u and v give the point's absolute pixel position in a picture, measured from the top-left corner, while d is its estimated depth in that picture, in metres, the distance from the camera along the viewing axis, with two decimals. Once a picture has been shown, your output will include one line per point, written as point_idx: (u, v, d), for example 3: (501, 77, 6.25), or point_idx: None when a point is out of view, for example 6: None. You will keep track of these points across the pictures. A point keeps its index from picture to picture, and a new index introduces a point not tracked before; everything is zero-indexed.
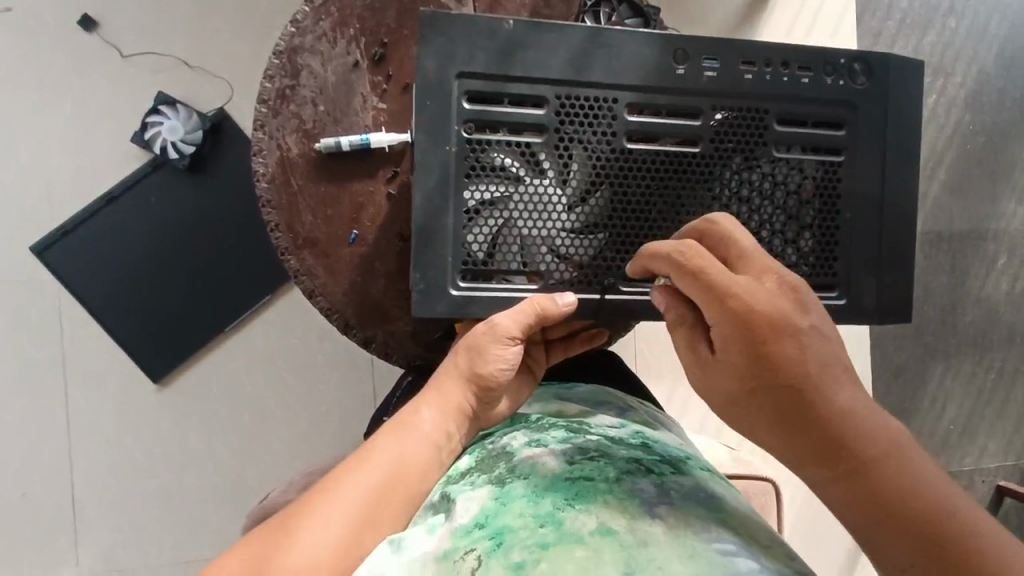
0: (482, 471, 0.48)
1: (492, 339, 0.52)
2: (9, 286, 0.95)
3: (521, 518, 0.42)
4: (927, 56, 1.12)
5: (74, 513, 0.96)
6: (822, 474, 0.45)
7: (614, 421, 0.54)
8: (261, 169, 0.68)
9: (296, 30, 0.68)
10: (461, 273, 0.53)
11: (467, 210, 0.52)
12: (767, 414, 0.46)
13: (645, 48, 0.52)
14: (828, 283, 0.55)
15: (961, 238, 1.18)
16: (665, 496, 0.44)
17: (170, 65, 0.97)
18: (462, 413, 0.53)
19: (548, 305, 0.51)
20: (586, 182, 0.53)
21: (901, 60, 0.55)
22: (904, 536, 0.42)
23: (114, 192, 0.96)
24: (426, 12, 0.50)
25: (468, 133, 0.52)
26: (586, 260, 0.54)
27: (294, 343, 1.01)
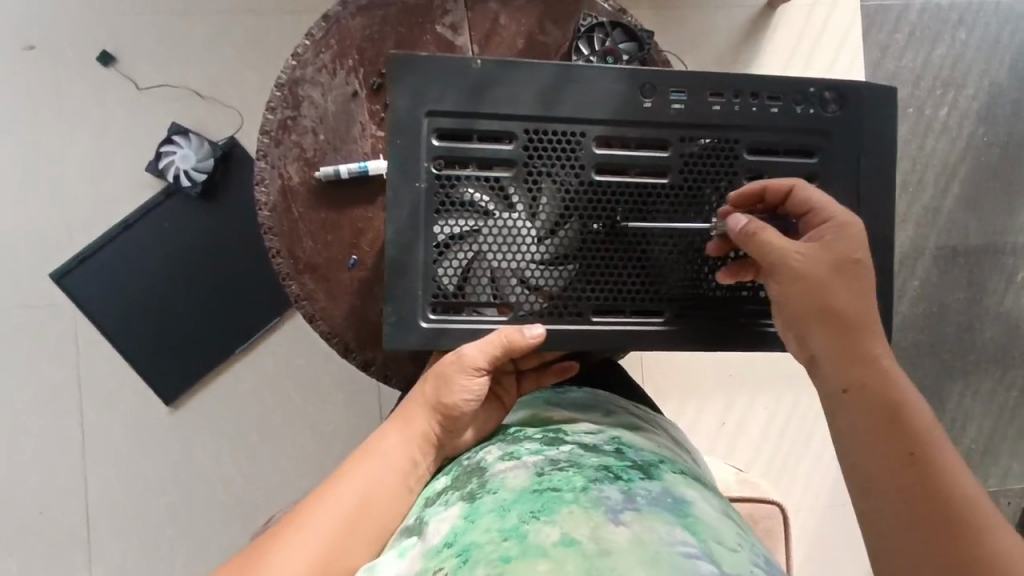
0: (456, 488, 0.49)
1: (459, 370, 0.53)
2: (29, 311, 0.99)
3: (487, 533, 0.42)
4: (936, 68, 1.17)
5: (90, 530, 1.00)
6: (852, 367, 0.50)
7: (592, 427, 0.54)
8: (262, 198, 0.70)
9: (297, 63, 0.70)
10: (432, 305, 0.54)
11: (437, 245, 0.53)
12: (817, 307, 0.50)
13: (612, 83, 0.53)
14: None
15: (976, 252, 1.20)
16: (630, 502, 0.44)
17: (183, 96, 1.00)
18: (429, 441, 0.55)
19: (515, 336, 0.52)
20: (555, 214, 0.54)
21: (873, 88, 0.55)
22: (905, 441, 0.47)
23: (129, 218, 0.99)
24: (397, 54, 0.51)
25: (438, 169, 0.53)
26: (556, 291, 0.54)
27: (300, 365, 1.03)
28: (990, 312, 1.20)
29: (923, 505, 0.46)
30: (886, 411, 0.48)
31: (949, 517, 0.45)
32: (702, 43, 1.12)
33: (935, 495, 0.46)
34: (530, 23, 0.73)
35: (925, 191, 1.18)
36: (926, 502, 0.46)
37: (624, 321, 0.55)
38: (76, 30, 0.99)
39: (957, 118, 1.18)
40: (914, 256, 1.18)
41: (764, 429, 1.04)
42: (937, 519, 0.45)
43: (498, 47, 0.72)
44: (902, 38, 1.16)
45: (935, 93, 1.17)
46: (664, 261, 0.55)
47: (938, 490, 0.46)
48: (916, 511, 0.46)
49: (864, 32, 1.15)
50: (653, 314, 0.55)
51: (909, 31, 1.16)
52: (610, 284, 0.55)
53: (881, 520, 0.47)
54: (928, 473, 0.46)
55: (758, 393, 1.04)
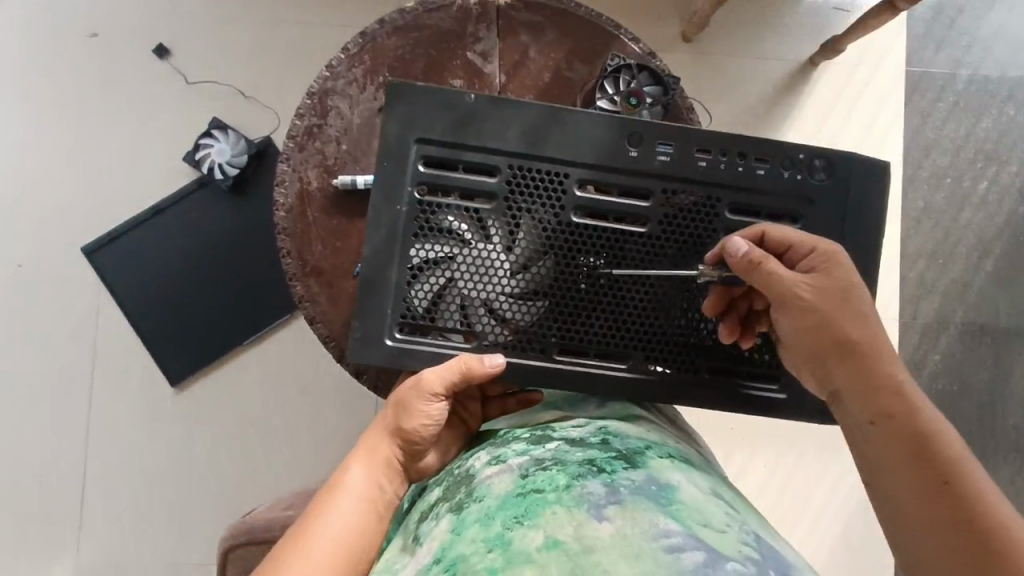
0: (446, 500, 0.48)
1: (417, 395, 0.53)
2: (57, 282, 1.04)
3: (473, 544, 0.40)
4: (979, 141, 1.15)
5: (83, 501, 1.03)
6: (872, 398, 0.49)
7: (580, 421, 0.54)
8: (280, 199, 0.72)
9: (330, 74, 0.73)
10: (398, 325, 0.54)
11: (411, 267, 0.54)
12: (834, 338, 0.50)
13: (600, 128, 0.54)
14: (771, 376, 0.56)
15: (1006, 333, 1.15)
16: (614, 495, 0.42)
17: (228, 94, 1.05)
18: (392, 465, 0.54)
19: (474, 364, 0.52)
20: (531, 250, 0.54)
21: (864, 161, 0.55)
22: (932, 473, 0.46)
23: (162, 204, 1.04)
24: (393, 81, 0.53)
25: (421, 195, 0.54)
26: (523, 325, 0.55)
27: (303, 364, 1.05)
28: (1014, 398, 1.15)
29: (954, 532, 0.45)
30: (910, 440, 0.47)
31: (981, 540, 0.44)
32: (736, 91, 1.12)
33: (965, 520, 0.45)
34: (559, 59, 0.74)
35: (955, 263, 1.14)
36: (958, 527, 0.45)
37: (587, 364, 0.54)
38: (138, 22, 1.05)
39: (996, 194, 1.15)
40: (939, 329, 1.14)
41: (761, 488, 1.00)
42: (970, 544, 0.44)
43: (524, 78, 0.74)
44: (946, 107, 1.14)
45: (976, 166, 1.15)
46: (634, 311, 0.54)
47: (969, 520, 0.45)
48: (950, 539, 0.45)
49: (906, 97, 1.14)
50: (617, 360, 0.55)
51: (954, 100, 1.14)
52: (577, 325, 0.54)
53: (915, 552, 0.46)
54: (957, 498, 0.45)
55: (759, 450, 1.01)
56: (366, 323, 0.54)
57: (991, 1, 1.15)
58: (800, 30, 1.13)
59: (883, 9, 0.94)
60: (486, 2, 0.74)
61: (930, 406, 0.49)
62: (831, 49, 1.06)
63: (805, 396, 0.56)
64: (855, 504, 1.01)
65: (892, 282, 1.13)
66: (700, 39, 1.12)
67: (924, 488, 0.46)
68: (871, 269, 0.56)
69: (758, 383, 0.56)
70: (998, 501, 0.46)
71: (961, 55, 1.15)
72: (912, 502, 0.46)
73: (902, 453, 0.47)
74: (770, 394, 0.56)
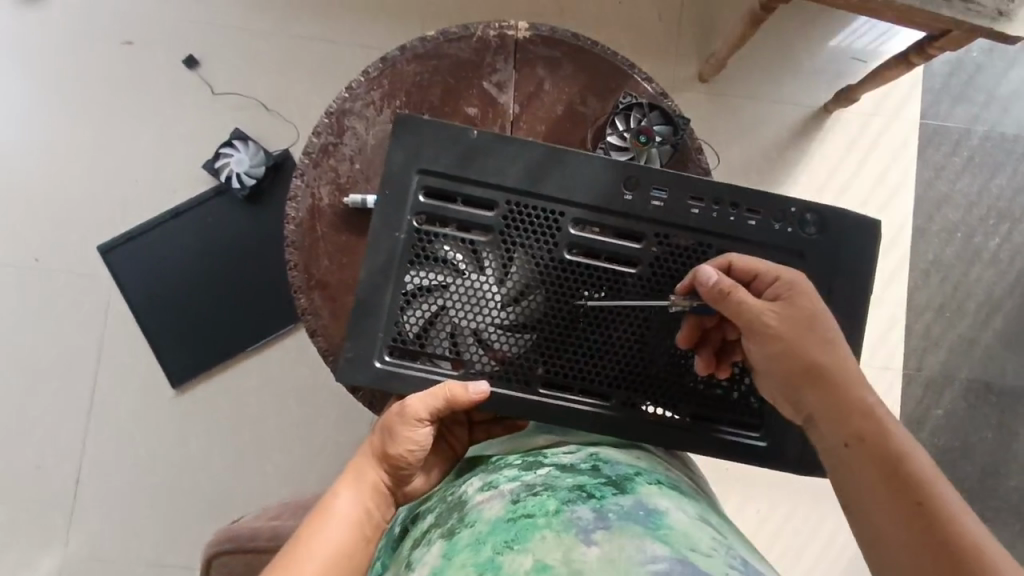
0: (437, 526, 0.46)
1: (400, 420, 0.53)
2: (71, 277, 1.06)
3: (462, 570, 0.39)
4: (992, 197, 1.15)
5: (76, 495, 1.04)
6: (842, 421, 0.49)
7: (571, 447, 0.53)
8: (291, 213, 0.74)
9: (349, 95, 0.75)
10: (388, 348, 0.55)
11: (405, 292, 0.55)
12: (807, 364, 0.50)
13: (598, 171, 0.55)
14: (753, 424, 0.56)
15: (1012, 392, 1.14)
16: (602, 520, 0.41)
17: (252, 106, 1.08)
18: (380, 490, 0.54)
19: (458, 392, 0.52)
20: (522, 284, 0.55)
21: (855, 220, 0.56)
22: (904, 495, 0.45)
23: (178, 209, 1.06)
24: (401, 114, 0.55)
25: (419, 224, 0.55)
26: (510, 357, 0.55)
27: (303, 375, 1.06)
28: (1018, 458, 1.13)
29: (930, 555, 0.42)
30: (881, 461, 0.46)
31: (957, 561, 0.42)
32: (749, 133, 1.13)
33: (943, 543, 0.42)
34: (573, 94, 0.76)
35: (962, 318, 1.14)
36: (936, 550, 0.42)
37: (570, 399, 0.55)
38: (172, 33, 1.08)
39: (1007, 251, 1.14)
40: (944, 383, 1.13)
41: (752, 532, 0.99)
42: (949, 567, 0.42)
43: (537, 111, 0.76)
44: (959, 162, 1.15)
45: (988, 222, 1.15)
46: (619, 352, 0.55)
47: (945, 543, 0.42)
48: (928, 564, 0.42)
49: (919, 149, 1.14)
50: (599, 398, 0.55)
51: (967, 155, 1.15)
52: (563, 360, 0.55)
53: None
54: (933, 520, 0.43)
55: (752, 493, 0.99)
56: (358, 344, 0.54)
57: (1010, 60, 1.16)
58: (817, 76, 1.14)
59: (898, 64, 0.94)
60: (505, 35, 0.76)
61: (903, 430, 0.48)
62: (845, 98, 1.07)
63: (784, 445, 0.56)
64: (846, 555, 0.99)
65: (897, 332, 1.12)
66: (715, 79, 1.13)
67: (898, 509, 0.44)
68: (861, 322, 0.56)
69: (739, 429, 0.56)
70: (980, 526, 0.43)
71: (976, 111, 1.16)
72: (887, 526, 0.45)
73: (873, 474, 0.46)
74: (750, 440, 0.56)
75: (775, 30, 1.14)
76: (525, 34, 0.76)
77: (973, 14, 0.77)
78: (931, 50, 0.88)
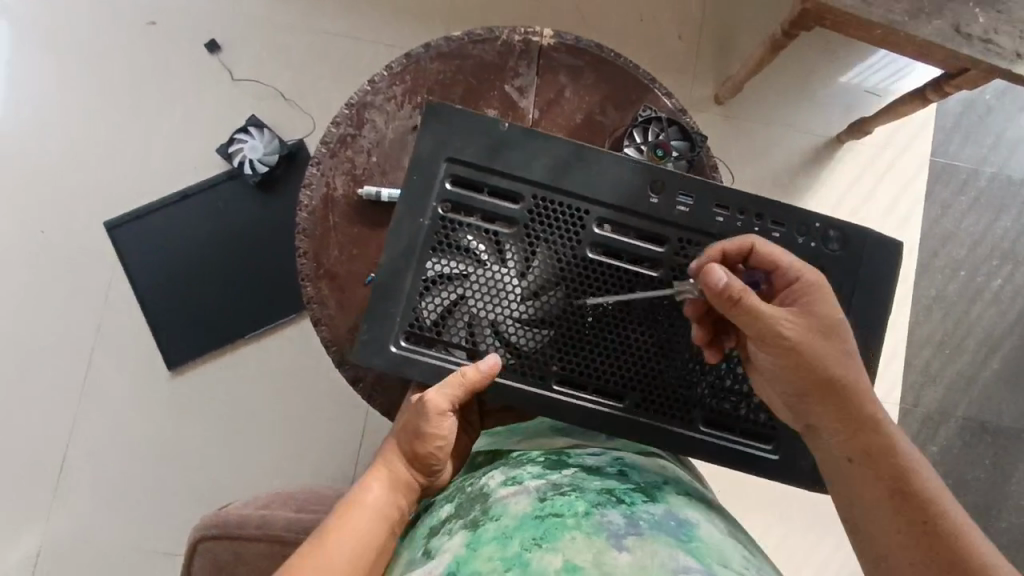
0: (458, 517, 0.45)
1: (424, 416, 0.52)
2: (77, 252, 1.06)
3: (489, 562, 0.38)
4: (997, 238, 1.16)
5: (63, 472, 1.02)
6: (855, 435, 0.50)
7: (597, 450, 0.52)
8: (305, 200, 0.74)
9: (371, 88, 0.75)
10: (405, 334, 0.55)
11: (425, 279, 0.55)
12: (823, 376, 0.49)
13: (625, 172, 0.55)
14: (767, 435, 0.56)
15: (1007, 433, 1.14)
16: (633, 527, 0.40)
17: (270, 95, 1.08)
18: (408, 486, 0.53)
19: (470, 371, 0.52)
20: (544, 279, 0.55)
21: (876, 238, 0.57)
22: (911, 514, 0.47)
23: (189, 190, 1.06)
24: (432, 101, 0.55)
25: (444, 211, 0.55)
26: (525, 351, 0.55)
27: (302, 365, 1.06)
28: (1010, 500, 1.13)
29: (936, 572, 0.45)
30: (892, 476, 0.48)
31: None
32: (761, 157, 1.14)
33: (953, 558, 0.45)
34: (593, 103, 0.77)
35: (962, 356, 1.14)
36: (945, 564, 0.45)
37: (584, 397, 0.55)
38: (197, 17, 1.09)
39: (1010, 293, 1.15)
40: (941, 419, 1.13)
41: None
42: None
43: (556, 117, 0.76)
44: (967, 201, 1.16)
45: (992, 262, 1.15)
46: (635, 354, 0.55)
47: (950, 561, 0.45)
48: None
49: (928, 185, 1.15)
50: (613, 398, 0.55)
51: (975, 195, 1.16)
52: (579, 358, 0.55)
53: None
54: (942, 535, 0.46)
55: (744, 516, 0.99)
56: (374, 327, 0.54)
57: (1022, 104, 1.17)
58: (830, 105, 1.15)
59: (913, 99, 0.95)
60: (529, 40, 0.76)
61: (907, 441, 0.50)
62: (858, 129, 1.09)
63: (796, 460, 0.56)
64: None
65: (897, 365, 1.12)
66: (730, 102, 1.14)
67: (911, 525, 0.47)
68: (872, 345, 0.57)
69: (749, 441, 0.56)
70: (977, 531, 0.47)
71: (986, 152, 1.17)
72: (899, 542, 0.47)
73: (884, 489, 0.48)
74: (762, 451, 0.56)
75: (792, 57, 1.14)
76: (549, 41, 0.76)
77: (992, 55, 0.78)
78: (947, 88, 0.88)
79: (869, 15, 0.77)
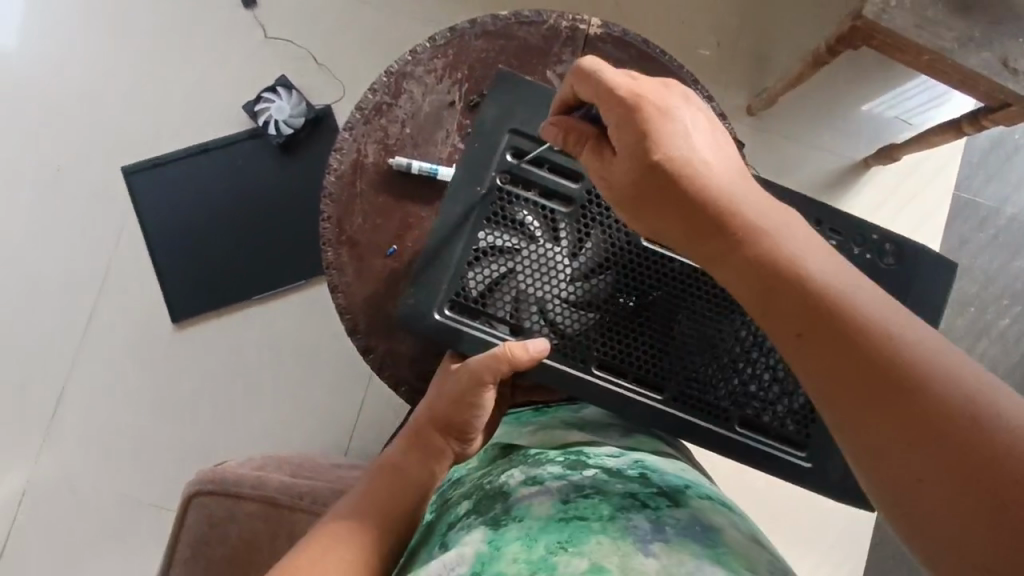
0: (479, 513, 0.45)
1: (463, 387, 0.52)
2: (90, 194, 1.04)
3: (514, 565, 0.38)
4: (1010, 279, 1.16)
5: (55, 414, 1.02)
6: (765, 288, 0.39)
7: (615, 451, 0.51)
8: (335, 164, 0.73)
9: (411, 59, 0.74)
10: (449, 302, 0.54)
11: (476, 249, 0.54)
12: (712, 224, 0.41)
13: None
14: (798, 442, 0.53)
15: None
16: (659, 532, 0.40)
17: (301, 57, 1.07)
18: (443, 453, 0.53)
19: (517, 351, 0.50)
20: (595, 262, 0.54)
21: (933, 257, 0.56)
22: (855, 387, 0.35)
23: (211, 145, 1.05)
24: (502, 71, 0.56)
25: (502, 182, 0.55)
26: (569, 333, 0.54)
27: (306, 332, 1.05)
28: None
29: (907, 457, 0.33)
30: (826, 325, 0.36)
31: (952, 457, 0.32)
32: (786, 173, 1.13)
33: (931, 405, 0.33)
34: None
35: None
36: (923, 438, 0.32)
37: (623, 385, 0.53)
38: None
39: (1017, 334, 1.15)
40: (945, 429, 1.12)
41: None
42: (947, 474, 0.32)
43: None
44: (985, 238, 1.15)
45: (1002, 302, 1.15)
46: (683, 346, 0.53)
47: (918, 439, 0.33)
48: (928, 446, 0.32)
49: (949, 218, 1.15)
50: (653, 390, 0.53)
51: (993, 233, 1.16)
52: (623, 345, 0.53)
53: (899, 488, 0.33)
54: (909, 380, 0.34)
55: None
56: (420, 292, 0.54)
57: None
58: (863, 129, 1.15)
59: (947, 129, 0.95)
60: (577, 28, 0.75)
61: (832, 268, 0.38)
62: (886, 156, 1.08)
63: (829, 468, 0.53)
64: None
65: None
66: (762, 114, 1.13)
67: (867, 384, 0.34)
68: None
69: (782, 445, 0.53)
70: (975, 369, 0.34)
71: (1010, 192, 1.16)
72: (861, 412, 0.34)
73: (820, 346, 0.37)
74: (794, 456, 0.53)
75: (841, 66, 1.07)
76: (597, 31, 0.75)
77: None
78: (983, 121, 0.88)
79: (918, 38, 0.76)
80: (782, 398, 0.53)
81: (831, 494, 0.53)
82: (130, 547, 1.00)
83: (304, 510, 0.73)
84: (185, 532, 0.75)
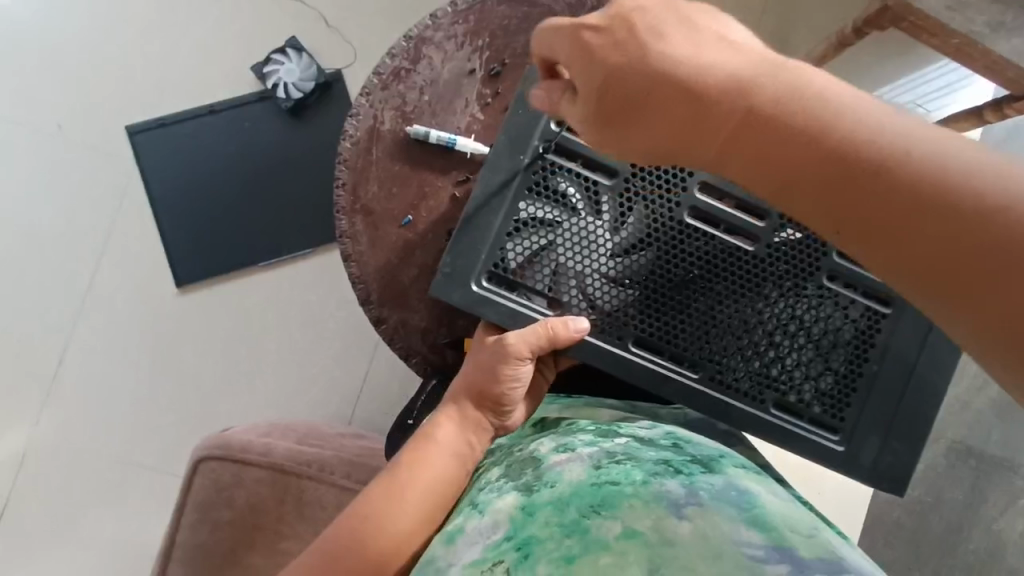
0: (510, 477, 0.45)
1: (501, 357, 0.51)
2: (95, 152, 1.02)
3: (547, 529, 0.38)
4: None
5: (56, 374, 1.01)
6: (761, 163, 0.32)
7: (648, 424, 0.52)
8: (350, 130, 0.72)
9: (432, 24, 0.72)
10: (487, 273, 0.53)
11: (516, 220, 0.54)
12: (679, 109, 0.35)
13: None
14: (831, 425, 0.52)
15: None
16: (693, 496, 0.40)
17: (311, 18, 1.03)
18: (480, 425, 0.52)
19: (560, 330, 0.50)
20: (637, 236, 0.53)
21: None
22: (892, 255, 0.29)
23: (217, 105, 1.02)
24: None
25: (546, 152, 0.54)
26: (607, 308, 0.53)
27: (311, 300, 1.03)
28: None
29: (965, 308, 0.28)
30: (846, 183, 0.30)
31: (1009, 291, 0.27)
32: None
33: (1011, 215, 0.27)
34: None
35: None
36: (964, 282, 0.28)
37: (660, 363, 0.52)
38: None
39: None
40: (1004, 472, 0.83)
41: None
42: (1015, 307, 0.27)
43: None
44: None
45: None
46: (722, 323, 0.52)
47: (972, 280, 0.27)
48: None
49: None
50: (688, 367, 0.53)
51: None
52: (661, 321, 0.53)
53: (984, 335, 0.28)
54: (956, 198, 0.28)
55: None
56: (458, 261, 0.53)
57: None
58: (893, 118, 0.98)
59: None
60: None
61: (852, 96, 0.31)
62: None
63: (860, 453, 0.52)
64: None
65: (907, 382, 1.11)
66: None
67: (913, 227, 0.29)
68: None
69: (814, 429, 0.52)
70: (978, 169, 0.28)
71: None
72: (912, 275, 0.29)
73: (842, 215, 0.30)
74: (827, 439, 0.52)
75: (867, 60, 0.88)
76: None
77: None
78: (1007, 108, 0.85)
79: (950, 22, 0.65)
80: (807, 381, 0.52)
81: (853, 479, 0.53)
82: (128, 508, 1.00)
83: (310, 478, 0.73)
84: (191, 498, 0.75)
